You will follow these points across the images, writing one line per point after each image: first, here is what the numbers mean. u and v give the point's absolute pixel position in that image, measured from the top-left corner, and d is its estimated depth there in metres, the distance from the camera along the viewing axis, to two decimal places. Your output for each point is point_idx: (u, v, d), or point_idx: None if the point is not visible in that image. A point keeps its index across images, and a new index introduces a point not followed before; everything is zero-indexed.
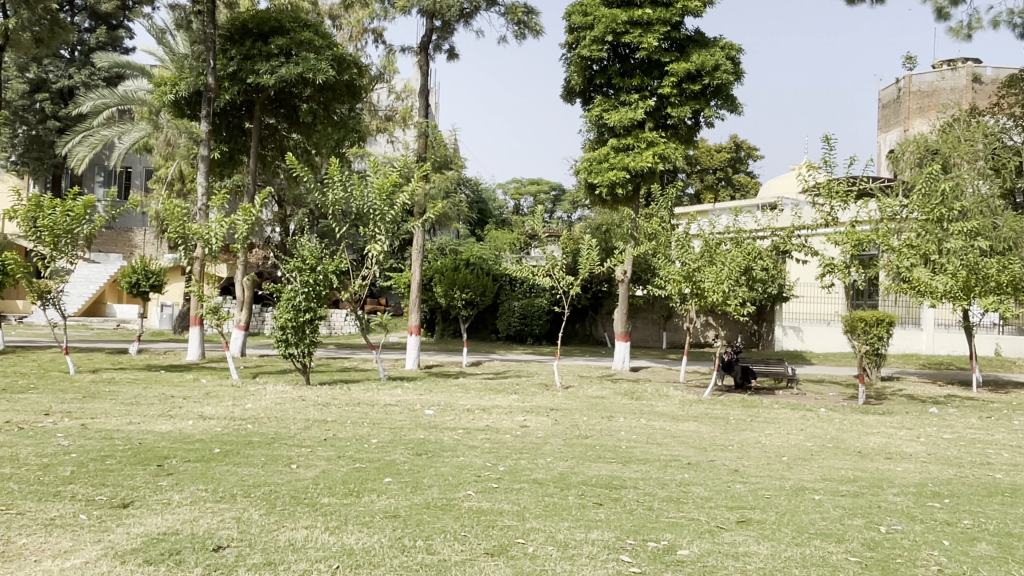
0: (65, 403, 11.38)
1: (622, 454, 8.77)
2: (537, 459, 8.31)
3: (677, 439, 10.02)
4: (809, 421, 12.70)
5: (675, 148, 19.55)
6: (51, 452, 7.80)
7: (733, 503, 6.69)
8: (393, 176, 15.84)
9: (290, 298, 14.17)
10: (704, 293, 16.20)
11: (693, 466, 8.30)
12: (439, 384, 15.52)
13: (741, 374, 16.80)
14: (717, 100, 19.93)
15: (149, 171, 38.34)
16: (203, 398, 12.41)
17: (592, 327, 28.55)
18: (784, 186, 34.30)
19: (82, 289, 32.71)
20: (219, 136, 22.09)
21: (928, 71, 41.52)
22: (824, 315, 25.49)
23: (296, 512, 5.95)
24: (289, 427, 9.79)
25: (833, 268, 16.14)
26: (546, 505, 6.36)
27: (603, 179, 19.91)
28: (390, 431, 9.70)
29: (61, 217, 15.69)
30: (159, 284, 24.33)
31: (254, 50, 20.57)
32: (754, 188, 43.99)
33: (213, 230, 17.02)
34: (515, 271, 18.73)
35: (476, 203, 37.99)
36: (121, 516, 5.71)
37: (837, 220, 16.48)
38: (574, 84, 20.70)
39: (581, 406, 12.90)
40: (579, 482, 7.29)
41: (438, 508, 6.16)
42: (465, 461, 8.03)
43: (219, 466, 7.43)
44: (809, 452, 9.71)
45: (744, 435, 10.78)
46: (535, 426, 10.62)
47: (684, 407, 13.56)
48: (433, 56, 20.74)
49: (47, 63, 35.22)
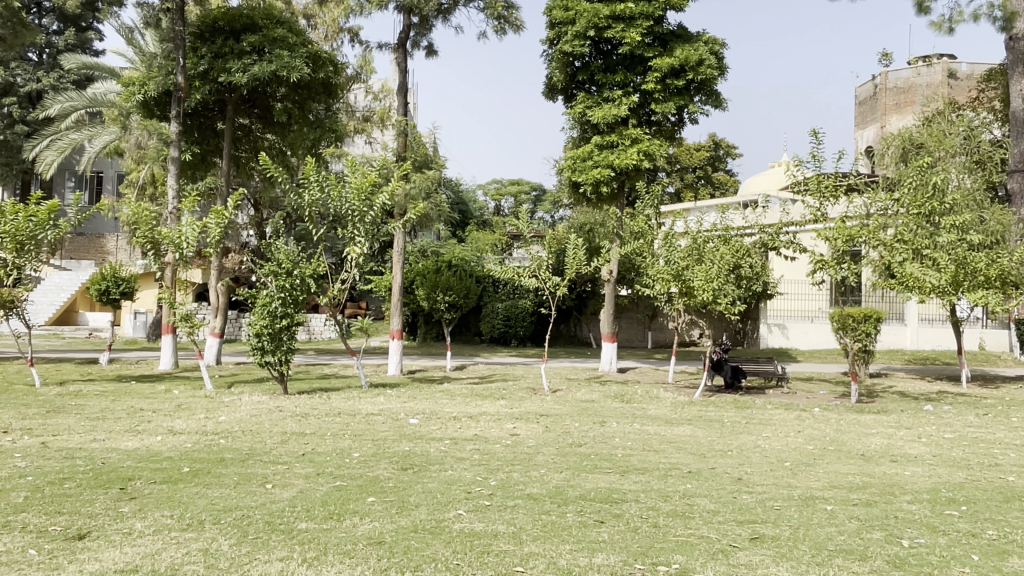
0: (26, 419, 10.68)
1: (619, 464, 8.33)
2: (530, 471, 7.83)
3: (674, 445, 9.59)
4: (806, 423, 12.33)
5: (659, 144, 19.20)
6: (5, 476, 7.16)
7: (743, 518, 6.25)
8: (372, 176, 15.29)
9: (266, 304, 13.56)
10: (693, 292, 15.75)
11: (694, 475, 7.87)
12: (423, 389, 14.98)
13: (731, 374, 16.44)
14: (701, 96, 19.63)
15: (122, 175, 37.32)
16: (174, 411, 11.79)
17: (577, 328, 28.20)
18: (766, 184, 34.15)
19: (53, 297, 31.72)
20: (190, 136, 21.37)
21: (904, 68, 41.65)
22: (808, 312, 25.29)
23: (271, 541, 5.43)
24: (265, 442, 9.23)
25: (823, 264, 15.76)
26: (543, 525, 5.89)
27: (587, 177, 19.45)
28: (373, 444, 9.19)
29: (24, 223, 14.95)
30: (130, 291, 23.58)
31: (226, 49, 19.95)
32: (734, 186, 43.87)
33: (184, 234, 16.39)
34: (498, 272, 18.22)
35: (456, 205, 37.42)
36: (74, 550, 5.11)
37: (827, 216, 16.06)
38: (556, 80, 20.29)
39: (572, 412, 12.44)
40: (578, 496, 6.80)
41: (427, 532, 5.66)
42: (454, 476, 7.52)
43: (186, 488, 6.86)
44: (812, 456, 9.31)
45: (743, 439, 10.36)
46: (526, 434, 10.15)
47: (678, 410, 13.13)
48: (411, 53, 20.23)
49: (14, 67, 34.24)
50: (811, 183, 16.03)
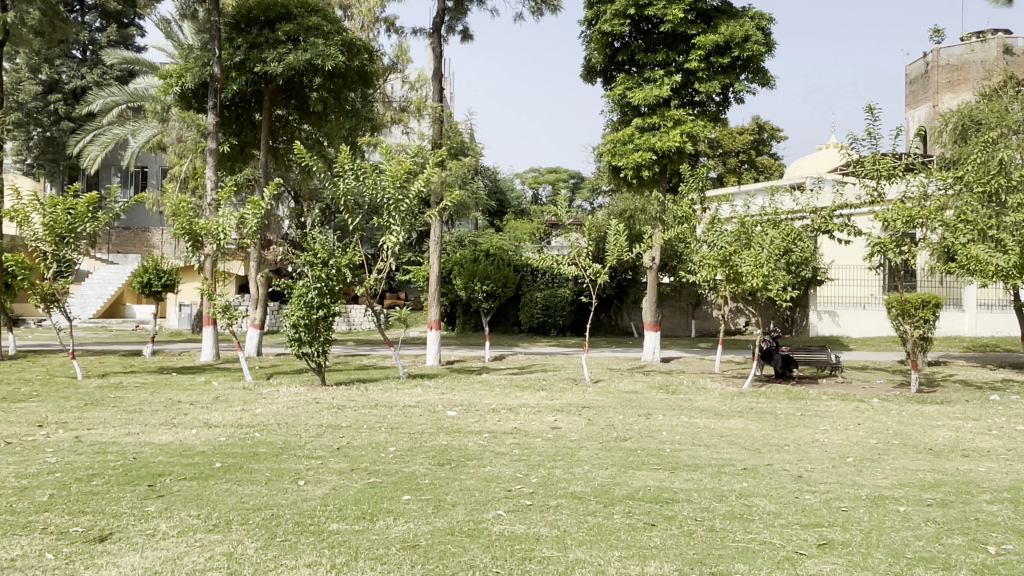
0: (63, 413, 10.58)
1: (667, 460, 7.84)
2: (573, 467, 7.40)
3: (725, 440, 9.05)
4: (865, 414, 11.65)
5: (703, 126, 18.49)
6: (34, 472, 6.98)
7: (807, 521, 5.77)
8: (407, 163, 14.93)
9: (302, 295, 13.31)
10: (741, 278, 15.07)
11: (749, 472, 7.36)
12: (462, 380, 14.68)
13: (781, 363, 15.81)
14: (747, 74, 18.84)
15: (166, 170, 37.64)
16: (212, 404, 11.61)
17: (618, 317, 27.69)
18: (815, 166, 33.10)
19: (101, 290, 32.19)
20: (228, 128, 21.32)
21: (956, 44, 39.96)
22: (860, 298, 24.40)
23: (299, 544, 5.11)
24: (300, 435, 8.96)
25: (882, 247, 14.89)
26: (588, 528, 5.46)
27: (627, 161, 18.80)
28: (410, 437, 8.85)
29: (62, 216, 15.00)
30: (172, 283, 23.69)
31: (261, 39, 19.78)
32: (779, 170, 42.63)
33: (222, 225, 16.28)
34: (537, 261, 17.72)
35: (494, 193, 37.05)
36: (94, 554, 4.83)
37: (884, 196, 15.25)
38: (595, 62, 19.69)
39: (615, 403, 11.96)
40: (625, 496, 6.35)
41: (464, 535, 5.28)
42: (493, 472, 7.13)
43: (217, 485, 6.59)
44: (875, 451, 8.70)
45: (799, 432, 9.76)
46: (568, 427, 9.71)
47: (727, 402, 12.56)
48: (446, 38, 19.84)
49: (60, 64, 34.75)
50: (866, 162, 15.23)
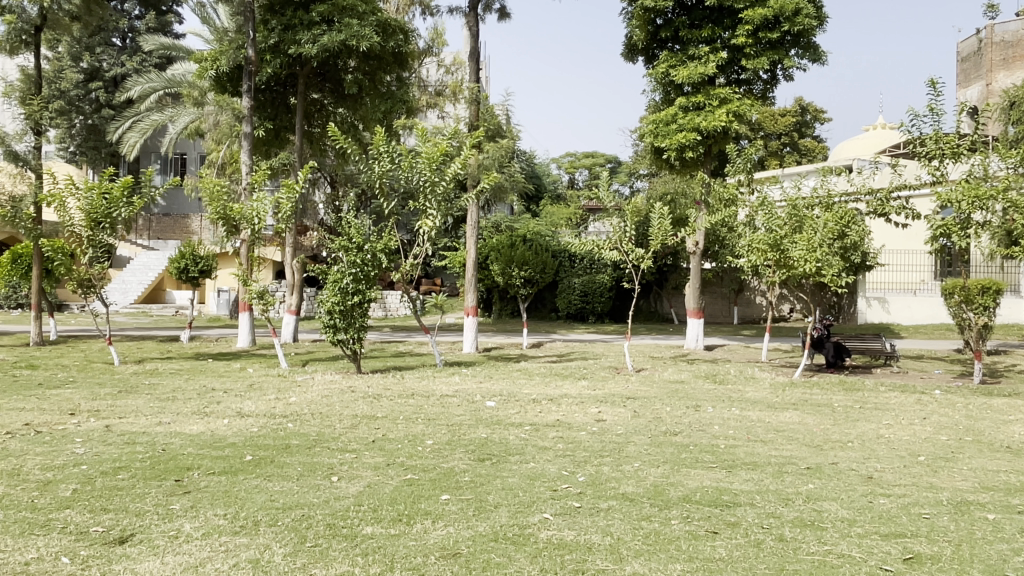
0: (96, 400, 10.40)
1: (724, 457, 7.30)
2: (622, 464, 6.90)
3: (783, 435, 8.46)
4: (930, 406, 10.96)
5: (750, 104, 17.68)
6: (59, 464, 6.70)
7: (888, 530, 5.23)
8: (444, 145, 14.46)
9: (337, 280, 12.98)
10: (792, 265, 14.32)
11: (814, 472, 6.80)
12: (500, 368, 14.26)
13: (834, 352, 15.09)
14: (797, 50, 17.99)
15: (204, 157, 37.81)
16: (246, 392, 11.37)
17: (657, 303, 27.09)
18: (862, 148, 31.95)
19: (142, 276, 32.50)
20: (263, 112, 21.11)
21: (1012, 19, 38.18)
22: (910, 284, 23.45)
23: (331, 550, 4.71)
24: (334, 426, 8.61)
25: (946, 230, 14.02)
26: (644, 535, 4.98)
27: (671, 142, 18.08)
28: (448, 429, 8.44)
29: (97, 201, 14.89)
30: (208, 269, 23.65)
31: (295, 20, 19.47)
32: (822, 153, 41.36)
33: (257, 210, 16.00)
34: (576, 246, 17.09)
35: (531, 177, 36.49)
36: (111, 559, 4.48)
37: (947, 176, 14.38)
38: (636, 40, 18.98)
39: (661, 394, 11.44)
40: (681, 498, 5.84)
41: (509, 542, 4.84)
42: (536, 469, 6.67)
43: (246, 481, 6.24)
44: (948, 449, 8.05)
45: (861, 427, 9.11)
46: (613, 420, 9.22)
47: (779, 393, 11.92)
48: (483, 17, 19.28)
49: (100, 52, 34.87)
50: (928, 140, 14.38)
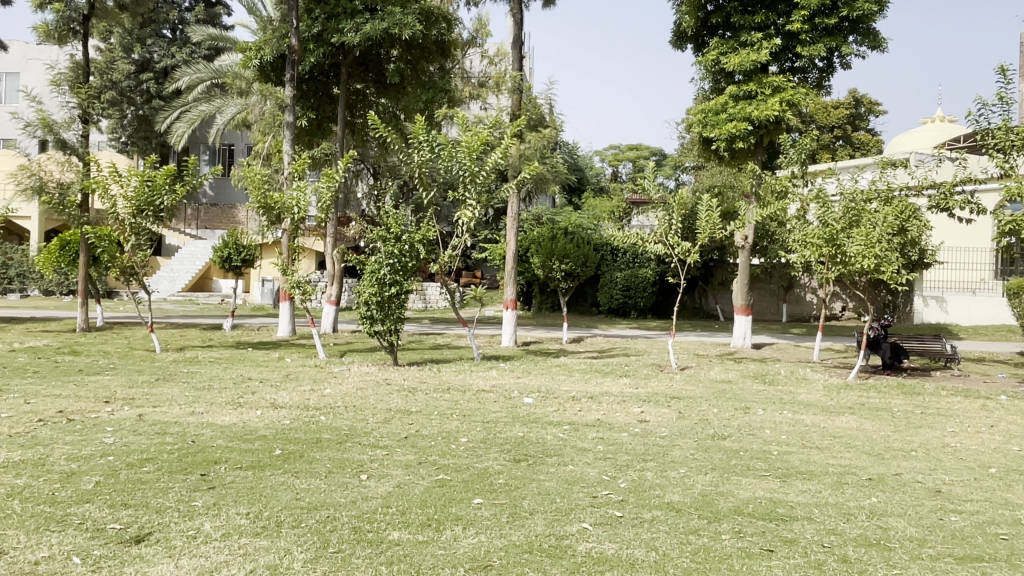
0: (133, 387, 10.33)
1: (776, 465, 6.82)
2: (667, 470, 6.48)
3: (841, 442, 7.92)
4: (996, 413, 10.27)
5: (805, 93, 16.93)
6: (87, 454, 6.55)
7: (963, 552, 4.74)
8: (484, 134, 14.07)
9: (375, 271, 12.74)
10: (849, 261, 13.60)
11: (875, 483, 6.32)
12: (539, 363, 13.89)
13: (891, 353, 14.33)
14: (856, 36, 17.15)
15: (251, 147, 38.13)
16: (282, 382, 11.22)
17: (702, 300, 26.42)
18: (920, 142, 30.72)
19: (189, 264, 32.92)
20: (306, 102, 21.05)
21: None
22: (969, 284, 22.49)
23: (354, 557, 4.41)
24: (367, 421, 8.34)
25: (1016, 225, 13.12)
26: (692, 552, 4.57)
27: (720, 132, 17.41)
28: (484, 427, 8.11)
29: (141, 188, 14.87)
30: (251, 258, 23.75)
31: (339, 9, 19.32)
32: (877, 146, 39.98)
33: (298, 199, 15.87)
34: (619, 238, 16.57)
35: (574, 169, 36.00)
36: (125, 561, 4.24)
37: (1016, 168, 13.47)
38: (686, 27, 18.36)
39: (707, 393, 10.95)
40: (732, 510, 5.41)
41: (544, 555, 4.48)
42: (575, 473, 6.29)
43: (273, 477, 6.00)
44: (1023, 461, 7.43)
45: (924, 435, 8.51)
46: (657, 421, 8.78)
47: (832, 395, 11.33)
48: (528, 4, 18.82)
49: (151, 43, 35.22)
50: (996, 132, 13.49)
